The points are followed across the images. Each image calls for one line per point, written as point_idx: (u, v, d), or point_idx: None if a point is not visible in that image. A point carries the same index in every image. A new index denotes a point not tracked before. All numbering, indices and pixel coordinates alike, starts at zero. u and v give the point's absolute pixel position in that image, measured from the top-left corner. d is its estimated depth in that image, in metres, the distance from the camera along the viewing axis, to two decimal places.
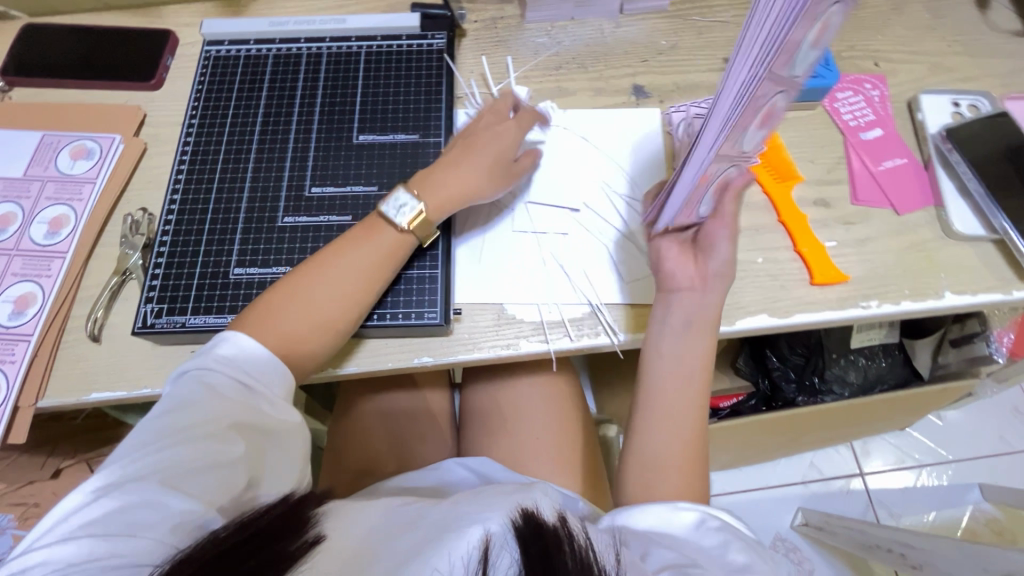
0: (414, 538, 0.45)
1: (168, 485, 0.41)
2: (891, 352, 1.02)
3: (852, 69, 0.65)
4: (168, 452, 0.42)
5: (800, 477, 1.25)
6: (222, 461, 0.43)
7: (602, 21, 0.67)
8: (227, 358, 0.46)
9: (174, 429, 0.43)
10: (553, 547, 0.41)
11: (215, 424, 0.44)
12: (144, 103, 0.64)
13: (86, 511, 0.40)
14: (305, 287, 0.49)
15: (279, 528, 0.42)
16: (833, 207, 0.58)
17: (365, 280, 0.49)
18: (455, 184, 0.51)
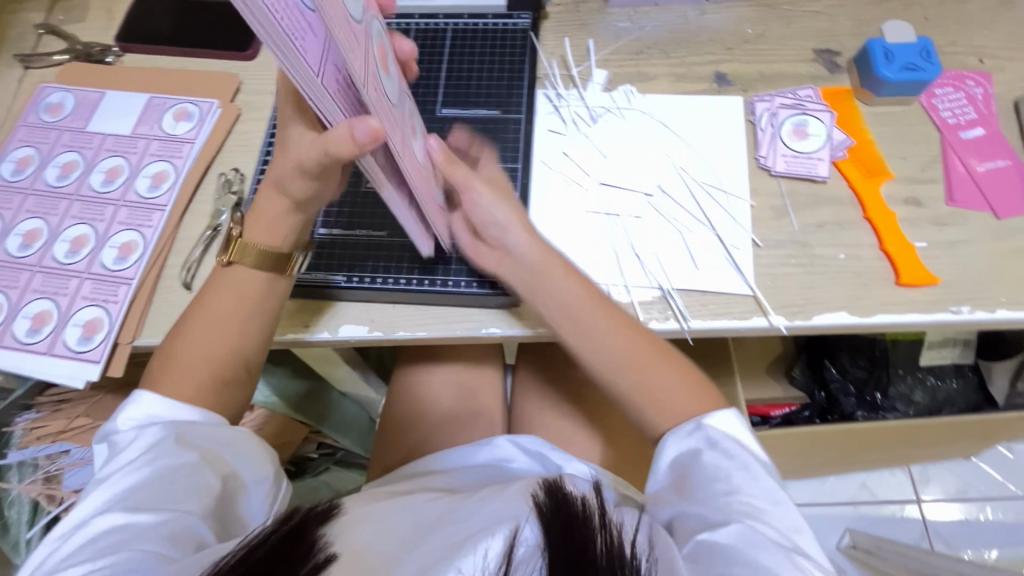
0: (440, 544, 0.44)
1: (139, 517, 0.42)
2: (963, 373, 0.95)
3: (953, 65, 0.61)
4: (124, 493, 0.44)
5: (850, 498, 1.20)
6: (186, 481, 0.44)
7: (687, 8, 0.66)
8: (137, 417, 0.47)
9: (117, 478, 0.44)
10: (581, 528, 0.40)
11: (161, 454, 0.45)
12: (240, 72, 0.68)
13: (65, 557, 0.41)
14: (176, 341, 0.49)
15: (288, 547, 0.40)
16: (925, 207, 0.55)
17: (232, 313, 0.49)
18: (275, 204, 0.48)
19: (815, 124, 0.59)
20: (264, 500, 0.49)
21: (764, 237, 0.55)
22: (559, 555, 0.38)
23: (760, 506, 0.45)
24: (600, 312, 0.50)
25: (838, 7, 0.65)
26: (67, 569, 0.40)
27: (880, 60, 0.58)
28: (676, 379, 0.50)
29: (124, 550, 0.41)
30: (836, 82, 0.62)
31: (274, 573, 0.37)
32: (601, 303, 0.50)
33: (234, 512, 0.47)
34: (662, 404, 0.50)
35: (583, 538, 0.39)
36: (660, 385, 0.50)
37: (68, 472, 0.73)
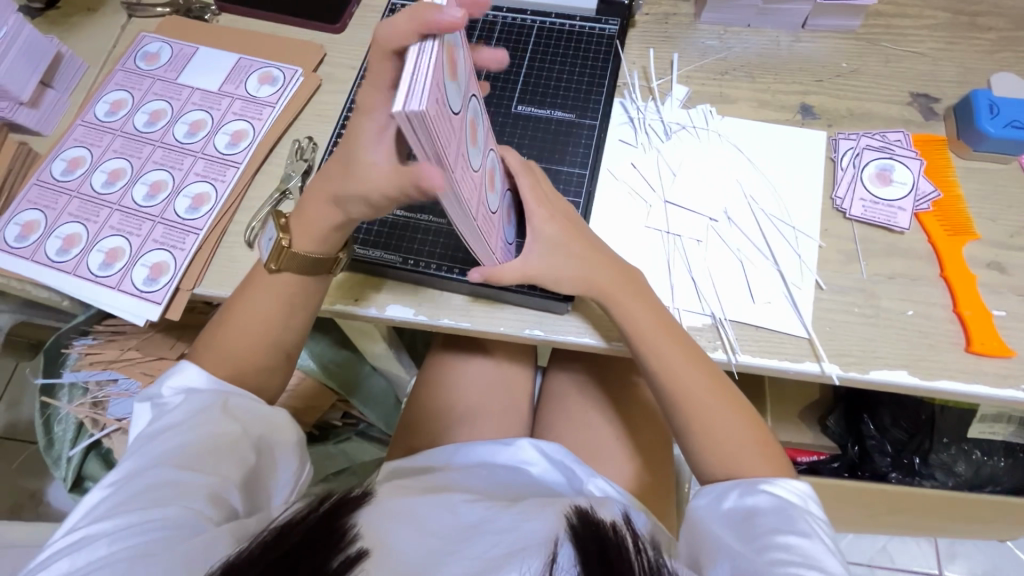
0: (471, 554, 0.44)
1: (182, 476, 0.44)
2: (1013, 453, 0.91)
3: None
4: (168, 452, 0.45)
5: (867, 559, 1.15)
6: (228, 454, 0.46)
7: (780, 33, 0.64)
8: (181, 387, 0.49)
9: (163, 436, 0.46)
10: (612, 551, 0.41)
11: (204, 422, 0.46)
12: (326, 43, 0.69)
13: (106, 506, 0.42)
14: (222, 330, 0.51)
15: (323, 538, 0.41)
16: (1009, 274, 0.52)
17: (282, 314, 0.51)
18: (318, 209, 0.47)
19: (901, 171, 0.56)
20: (290, 481, 0.51)
21: (829, 280, 0.53)
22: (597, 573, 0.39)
23: (804, 550, 0.43)
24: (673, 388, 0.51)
25: (944, 52, 0.62)
26: (108, 517, 0.42)
27: (983, 113, 0.55)
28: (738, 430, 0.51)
29: (164, 508, 0.42)
30: (931, 130, 0.59)
31: (304, 570, 0.38)
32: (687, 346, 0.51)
33: (261, 491, 0.48)
34: (723, 456, 0.51)
35: (619, 556, 0.41)
36: (720, 430, 0.51)
37: (113, 401, 0.77)
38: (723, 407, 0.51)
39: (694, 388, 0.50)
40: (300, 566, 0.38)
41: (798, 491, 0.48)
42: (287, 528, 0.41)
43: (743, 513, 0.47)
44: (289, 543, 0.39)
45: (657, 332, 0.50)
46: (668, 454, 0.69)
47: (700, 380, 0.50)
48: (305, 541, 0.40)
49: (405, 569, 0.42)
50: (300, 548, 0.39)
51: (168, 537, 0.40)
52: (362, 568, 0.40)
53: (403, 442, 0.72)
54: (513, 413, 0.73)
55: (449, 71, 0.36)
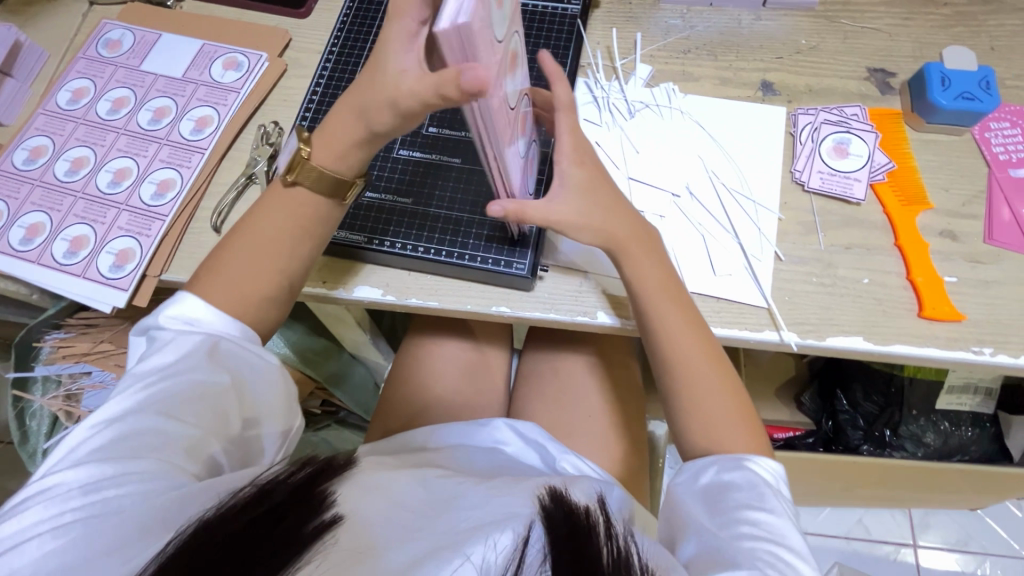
0: (446, 528, 0.45)
1: (167, 427, 0.44)
2: (980, 423, 0.94)
3: (1012, 99, 0.59)
4: (154, 397, 0.45)
5: (844, 532, 1.18)
6: (212, 410, 0.46)
7: (742, 12, 0.65)
8: (178, 318, 0.48)
9: (150, 378, 0.46)
10: (583, 533, 0.40)
11: (191, 370, 0.46)
12: (291, 28, 0.69)
13: (90, 448, 0.43)
14: (226, 253, 0.50)
15: (298, 503, 0.40)
16: (961, 242, 0.54)
17: (289, 233, 0.50)
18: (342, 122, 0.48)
19: (857, 144, 0.57)
20: (276, 436, 0.52)
21: (788, 252, 0.54)
22: (566, 552, 0.38)
23: (768, 528, 0.44)
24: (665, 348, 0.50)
25: (900, 28, 0.63)
26: (91, 459, 0.42)
27: (935, 85, 0.56)
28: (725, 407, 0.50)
29: (146, 458, 0.43)
30: (886, 104, 0.60)
31: (279, 530, 0.37)
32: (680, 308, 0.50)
33: (246, 444, 0.49)
34: (709, 425, 0.50)
35: (589, 539, 0.40)
36: (711, 406, 0.50)
37: (87, 393, 0.77)
38: (715, 380, 0.50)
39: (690, 355, 0.50)
40: (277, 527, 0.37)
41: (772, 468, 0.48)
42: (265, 491, 0.40)
43: (716, 488, 0.47)
44: (265, 504, 0.39)
45: (663, 291, 0.50)
46: (641, 431, 0.70)
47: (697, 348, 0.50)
48: (281, 505, 0.39)
49: (376, 539, 0.42)
50: (275, 512, 0.38)
51: (147, 486, 0.41)
52: (339, 534, 0.40)
53: (379, 425, 0.72)
54: (488, 394, 0.74)
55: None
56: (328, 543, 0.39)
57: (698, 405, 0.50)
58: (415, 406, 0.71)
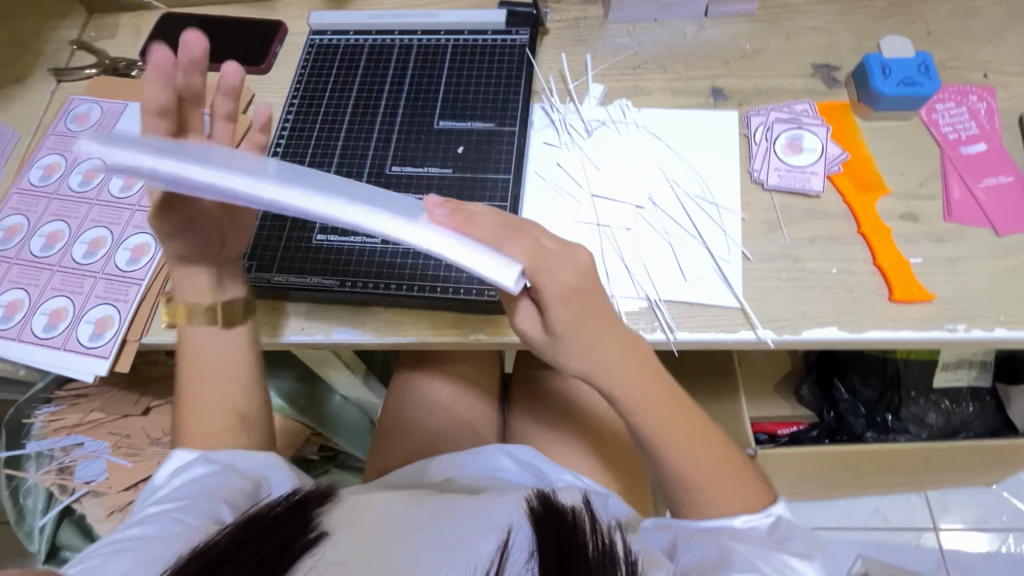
0: (434, 531, 0.45)
1: (169, 514, 0.45)
2: (980, 397, 0.94)
3: (955, 80, 0.61)
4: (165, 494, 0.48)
5: (863, 522, 1.16)
6: (214, 484, 0.47)
7: (685, 24, 0.67)
8: (169, 472, 0.50)
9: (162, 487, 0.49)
10: (568, 531, 0.41)
11: (190, 467, 0.49)
12: (253, 85, 0.71)
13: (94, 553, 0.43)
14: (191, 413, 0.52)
15: (282, 521, 0.42)
16: (922, 222, 0.54)
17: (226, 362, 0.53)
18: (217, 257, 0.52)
19: (810, 139, 0.59)
20: None
21: (755, 250, 0.55)
22: (548, 554, 0.39)
23: (745, 554, 0.45)
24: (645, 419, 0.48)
25: (838, 23, 0.65)
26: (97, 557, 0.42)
27: (877, 75, 0.58)
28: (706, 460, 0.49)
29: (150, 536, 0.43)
30: (834, 97, 0.61)
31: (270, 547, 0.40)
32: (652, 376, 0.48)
33: None
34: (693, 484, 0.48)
35: (572, 539, 0.40)
36: (694, 457, 0.48)
37: (79, 465, 0.75)
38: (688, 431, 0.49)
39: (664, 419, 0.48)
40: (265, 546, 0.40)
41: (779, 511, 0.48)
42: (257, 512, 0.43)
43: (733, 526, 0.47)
44: (254, 527, 0.41)
45: (636, 377, 0.46)
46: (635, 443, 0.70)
47: (688, 430, 0.49)
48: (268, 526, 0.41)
49: (376, 549, 0.43)
50: (266, 531, 0.41)
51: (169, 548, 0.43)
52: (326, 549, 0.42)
53: (376, 464, 0.72)
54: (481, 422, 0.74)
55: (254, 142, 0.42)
56: (314, 562, 0.41)
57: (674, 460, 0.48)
58: (410, 442, 0.71)
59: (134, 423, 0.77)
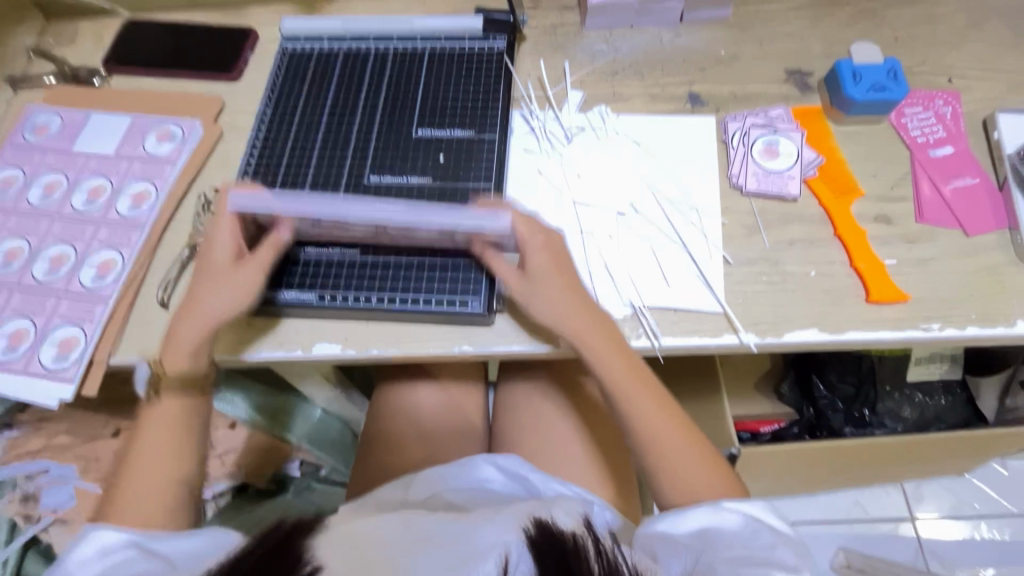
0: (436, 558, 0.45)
1: None
2: (952, 390, 0.96)
3: (922, 85, 0.63)
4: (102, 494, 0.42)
5: (843, 515, 1.18)
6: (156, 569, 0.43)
7: (661, 30, 0.68)
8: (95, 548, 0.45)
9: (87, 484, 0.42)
10: (570, 560, 0.41)
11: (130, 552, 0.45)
12: (224, 93, 0.69)
13: None
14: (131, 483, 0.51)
15: (273, 561, 0.41)
16: (895, 224, 0.56)
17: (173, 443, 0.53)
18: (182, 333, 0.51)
19: (786, 144, 0.59)
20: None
21: (736, 254, 0.56)
22: None
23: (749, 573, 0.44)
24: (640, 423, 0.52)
25: (810, 29, 0.66)
26: None
27: (847, 80, 0.59)
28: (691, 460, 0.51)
29: None
30: (808, 102, 0.63)
31: None
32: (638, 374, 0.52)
33: None
34: (679, 481, 0.51)
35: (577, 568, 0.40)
36: (676, 458, 0.51)
37: (44, 491, 0.72)
38: (675, 436, 0.52)
39: (660, 423, 0.52)
40: None
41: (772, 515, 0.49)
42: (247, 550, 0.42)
43: (713, 518, 0.47)
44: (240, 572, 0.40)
45: (627, 379, 0.51)
46: (623, 448, 0.70)
47: (649, 402, 0.52)
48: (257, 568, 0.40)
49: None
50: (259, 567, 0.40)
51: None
52: None
53: (360, 479, 0.70)
54: (466, 432, 0.73)
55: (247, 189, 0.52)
56: None
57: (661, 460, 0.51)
58: (394, 455, 0.69)
59: (104, 446, 0.73)
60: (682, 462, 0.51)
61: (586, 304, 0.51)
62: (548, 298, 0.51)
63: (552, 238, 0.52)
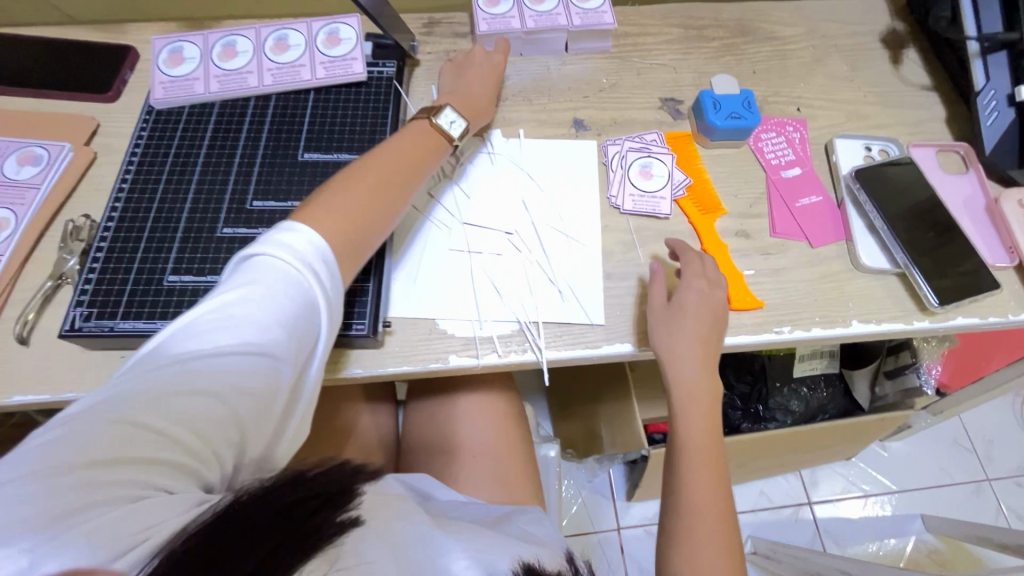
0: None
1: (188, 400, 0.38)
2: (832, 382, 1.06)
3: (775, 113, 0.70)
4: (266, 325, 0.41)
5: (751, 505, 1.27)
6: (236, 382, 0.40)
7: (549, 59, 0.72)
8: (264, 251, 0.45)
9: (257, 316, 0.41)
10: None
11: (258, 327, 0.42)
12: (99, 114, 0.66)
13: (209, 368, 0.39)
14: None
15: (307, 501, 0.37)
16: (753, 238, 0.62)
17: None
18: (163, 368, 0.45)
19: (659, 166, 0.65)
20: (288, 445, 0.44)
21: (614, 270, 0.59)
22: None
23: None
24: (685, 492, 0.52)
25: (681, 61, 0.73)
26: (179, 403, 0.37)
27: (709, 109, 0.65)
28: (715, 543, 0.49)
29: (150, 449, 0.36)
30: (679, 127, 0.68)
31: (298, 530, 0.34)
32: (714, 461, 0.53)
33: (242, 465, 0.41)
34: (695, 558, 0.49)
35: None
36: (704, 541, 0.49)
37: None
38: (716, 523, 0.50)
39: (705, 496, 0.51)
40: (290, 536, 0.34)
41: None
42: (283, 486, 0.37)
43: None
44: (278, 503, 0.35)
45: (701, 441, 0.53)
46: (527, 456, 0.72)
47: (713, 481, 0.52)
48: (294, 503, 0.36)
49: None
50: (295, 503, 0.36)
51: (112, 471, 0.34)
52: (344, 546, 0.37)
53: None
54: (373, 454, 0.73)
55: (173, 61, 0.62)
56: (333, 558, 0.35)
57: (680, 540, 0.50)
58: None
59: None
60: (700, 543, 0.49)
61: (710, 359, 0.54)
62: (693, 357, 0.53)
63: (707, 299, 0.54)
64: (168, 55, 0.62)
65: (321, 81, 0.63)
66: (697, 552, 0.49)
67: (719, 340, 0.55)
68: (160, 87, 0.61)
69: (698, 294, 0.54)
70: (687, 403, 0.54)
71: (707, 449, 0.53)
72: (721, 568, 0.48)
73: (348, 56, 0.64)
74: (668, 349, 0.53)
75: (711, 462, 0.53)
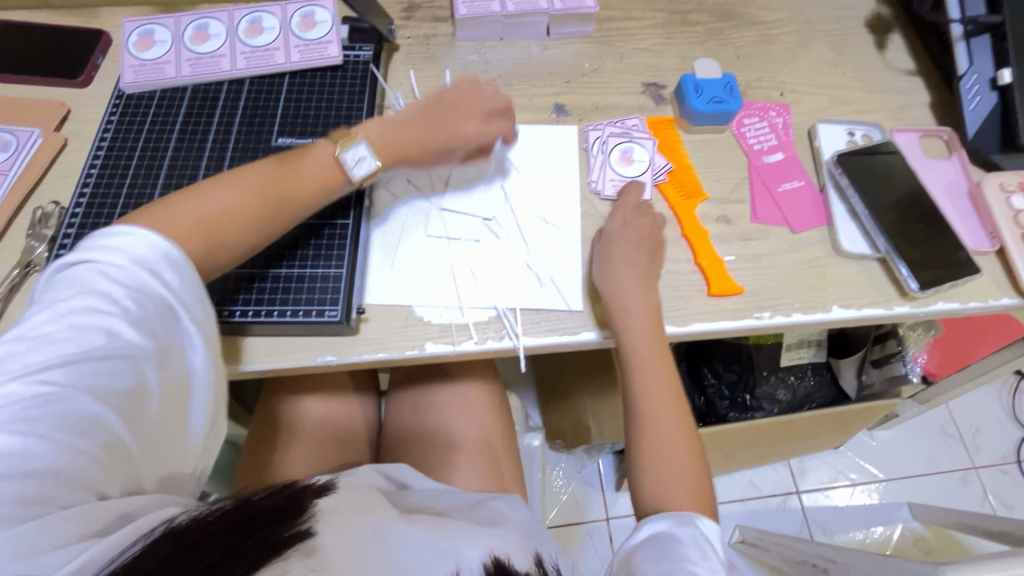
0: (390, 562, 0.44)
1: (81, 399, 0.39)
2: (819, 371, 1.06)
3: (759, 98, 0.69)
4: (95, 336, 0.41)
5: (739, 495, 1.27)
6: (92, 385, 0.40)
7: (531, 43, 0.71)
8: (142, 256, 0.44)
9: (83, 326, 0.41)
10: None
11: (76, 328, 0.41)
12: (70, 99, 0.64)
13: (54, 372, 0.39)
14: None
15: (265, 517, 0.41)
16: (734, 224, 0.61)
17: None
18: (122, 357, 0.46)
19: (640, 151, 0.64)
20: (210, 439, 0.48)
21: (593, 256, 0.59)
22: None
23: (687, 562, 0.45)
24: (642, 410, 0.54)
25: (665, 46, 0.72)
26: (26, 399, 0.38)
27: (691, 93, 0.64)
28: (677, 450, 0.53)
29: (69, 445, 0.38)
30: (661, 113, 0.68)
31: (250, 539, 0.38)
32: (662, 370, 0.55)
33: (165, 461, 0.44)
34: (661, 476, 0.52)
35: None
36: (665, 453, 0.53)
37: None
38: (674, 432, 0.54)
39: (659, 410, 0.54)
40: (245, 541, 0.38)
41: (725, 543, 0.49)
42: (238, 503, 0.41)
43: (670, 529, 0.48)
44: (228, 517, 0.39)
45: (651, 357, 0.54)
46: (510, 445, 0.72)
47: (666, 393, 0.54)
48: (248, 516, 0.40)
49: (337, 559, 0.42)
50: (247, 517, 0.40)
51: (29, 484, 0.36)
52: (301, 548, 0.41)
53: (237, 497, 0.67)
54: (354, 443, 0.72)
55: (143, 44, 0.61)
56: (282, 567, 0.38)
57: (644, 458, 0.53)
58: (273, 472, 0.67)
59: None
60: (663, 458, 0.53)
61: (649, 284, 0.55)
62: (631, 284, 0.54)
63: (630, 225, 0.57)
64: (138, 38, 0.61)
65: (295, 64, 0.62)
66: (661, 466, 0.53)
67: (649, 260, 0.56)
68: (130, 71, 0.60)
69: (632, 230, 0.57)
70: (637, 324, 0.54)
71: (651, 362, 0.54)
72: (679, 482, 0.52)
73: (323, 39, 0.63)
74: (608, 282, 0.55)
75: (662, 367, 0.55)
